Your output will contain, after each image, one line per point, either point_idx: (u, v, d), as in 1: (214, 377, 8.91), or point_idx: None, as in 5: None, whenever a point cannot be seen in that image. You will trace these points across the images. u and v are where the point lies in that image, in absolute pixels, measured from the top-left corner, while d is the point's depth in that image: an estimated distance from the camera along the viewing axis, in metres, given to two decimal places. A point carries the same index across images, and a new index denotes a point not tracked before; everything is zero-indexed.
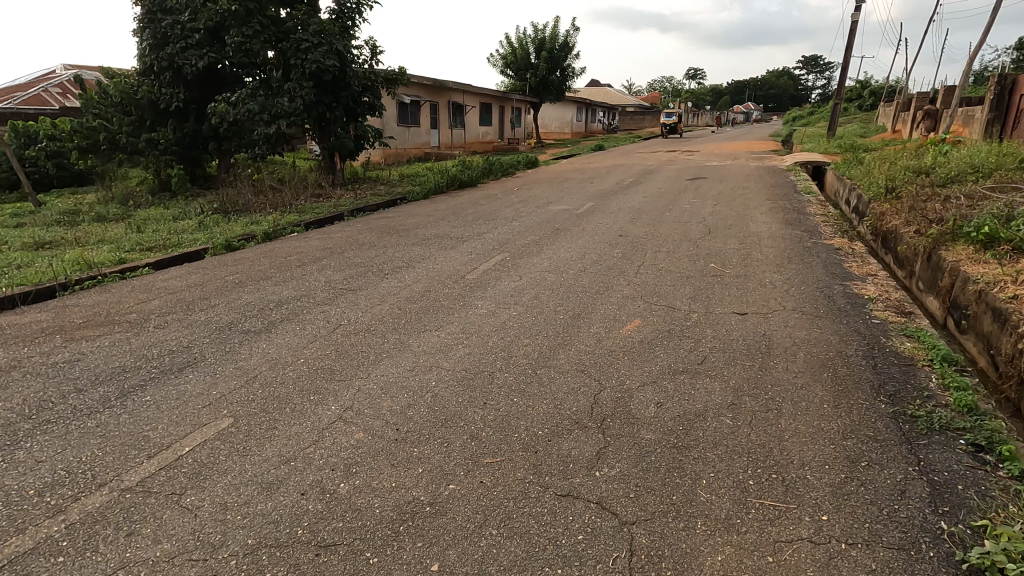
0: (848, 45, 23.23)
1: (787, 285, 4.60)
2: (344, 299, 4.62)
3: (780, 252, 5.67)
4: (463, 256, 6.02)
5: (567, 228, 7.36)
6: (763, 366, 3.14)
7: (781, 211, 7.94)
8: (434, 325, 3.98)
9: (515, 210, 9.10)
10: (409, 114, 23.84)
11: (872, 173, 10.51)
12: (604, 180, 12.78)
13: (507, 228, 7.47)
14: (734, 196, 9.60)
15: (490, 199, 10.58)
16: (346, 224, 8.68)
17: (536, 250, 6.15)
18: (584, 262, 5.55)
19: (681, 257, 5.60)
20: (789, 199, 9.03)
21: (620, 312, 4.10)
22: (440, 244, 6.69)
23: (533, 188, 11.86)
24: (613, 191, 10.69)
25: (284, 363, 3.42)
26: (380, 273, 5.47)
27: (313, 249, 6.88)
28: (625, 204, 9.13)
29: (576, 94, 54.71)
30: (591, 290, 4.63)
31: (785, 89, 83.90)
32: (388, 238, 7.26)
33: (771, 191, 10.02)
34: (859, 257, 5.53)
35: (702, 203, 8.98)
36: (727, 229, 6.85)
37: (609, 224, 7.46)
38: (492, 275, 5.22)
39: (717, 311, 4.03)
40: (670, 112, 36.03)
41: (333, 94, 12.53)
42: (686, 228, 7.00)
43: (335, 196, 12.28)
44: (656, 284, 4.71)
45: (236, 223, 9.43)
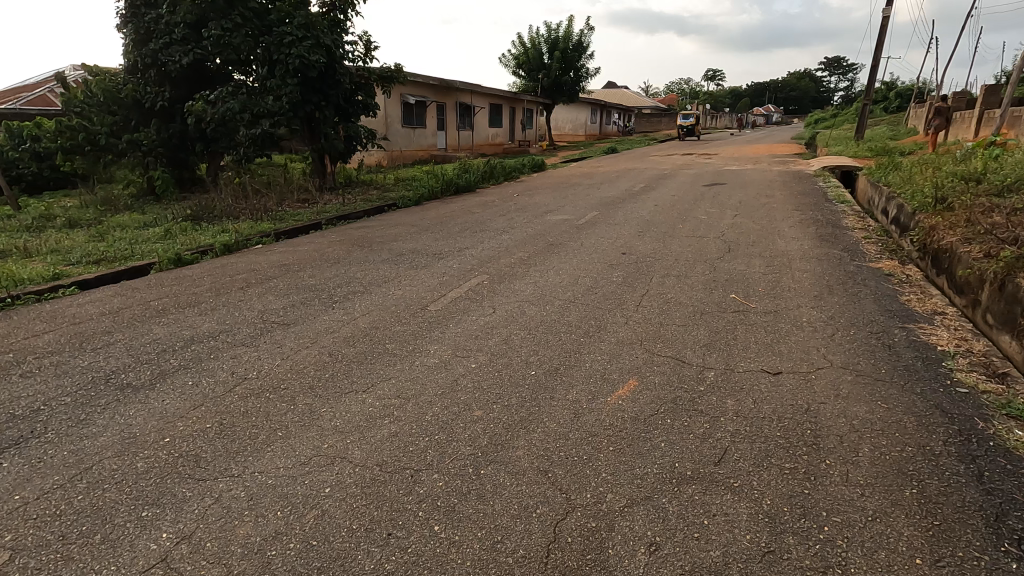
0: (878, 43, 21.86)
1: (831, 328, 3.57)
2: (270, 338, 3.71)
3: (817, 279, 4.63)
4: (435, 277, 5.10)
5: (562, 242, 6.40)
6: (809, 473, 2.15)
7: (813, 224, 6.88)
8: (366, 380, 3.05)
9: (510, 219, 8.15)
10: (414, 115, 23.09)
11: (914, 180, 9.36)
12: (614, 185, 11.77)
13: (495, 242, 6.54)
14: (757, 205, 8.53)
15: (486, 206, 9.64)
16: (321, 234, 7.82)
17: (520, 271, 5.21)
18: (575, 289, 4.59)
19: (694, 283, 4.61)
20: (820, 210, 7.95)
21: (610, 367, 3.12)
22: (412, 262, 5.76)
23: (534, 195, 10.89)
24: (621, 199, 9.68)
25: (140, 444, 2.50)
26: (330, 299, 4.58)
27: (270, 265, 5.99)
28: (632, 213, 8.13)
29: (591, 95, 53.66)
30: (577, 330, 3.66)
31: (807, 91, 81.80)
32: (358, 253, 6.35)
33: (799, 200, 8.93)
34: (917, 286, 4.47)
35: (720, 213, 7.95)
36: (749, 246, 5.83)
37: (611, 238, 6.49)
38: (460, 304, 4.29)
39: (741, 369, 3.03)
40: (687, 113, 34.78)
41: (322, 93, 11.72)
42: (701, 245, 5.99)
43: (322, 201, 11.46)
44: (661, 324, 3.73)
45: (203, 232, 8.61)
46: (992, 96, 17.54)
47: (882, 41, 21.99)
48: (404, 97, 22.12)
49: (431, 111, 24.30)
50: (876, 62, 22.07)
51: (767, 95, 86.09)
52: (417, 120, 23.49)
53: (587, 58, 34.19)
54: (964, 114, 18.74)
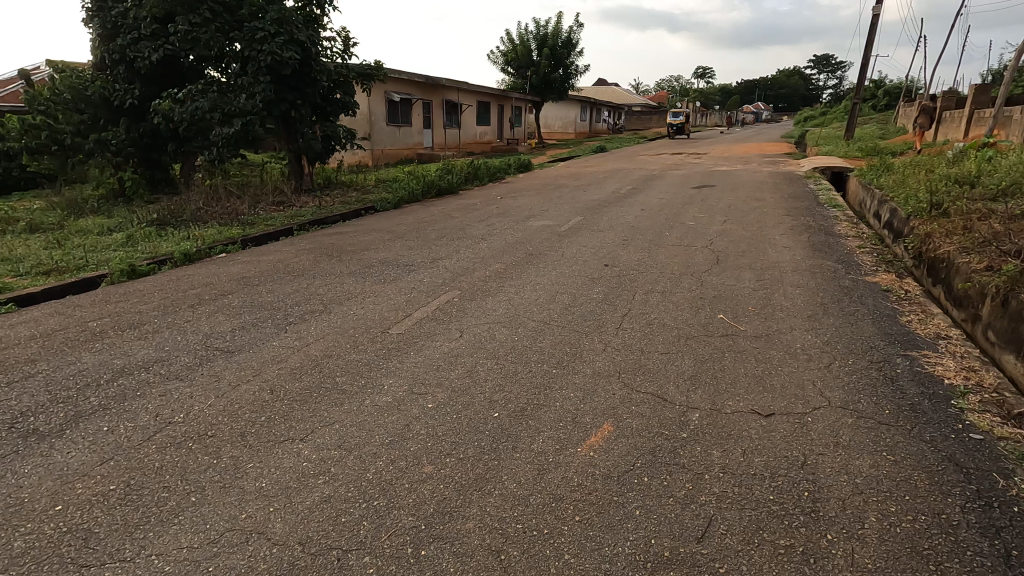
0: (867, 41, 21.67)
1: (827, 358, 3.25)
2: (209, 370, 3.34)
3: (810, 296, 4.32)
4: (403, 293, 4.75)
5: (543, 252, 6.06)
6: (808, 555, 1.81)
7: (804, 232, 6.58)
8: (306, 425, 2.69)
9: (490, 225, 7.80)
10: (399, 113, 22.63)
11: (907, 183, 9.09)
12: (600, 187, 11.44)
13: (471, 252, 6.18)
14: (747, 210, 8.23)
15: (467, 210, 9.27)
16: (291, 241, 7.43)
17: (494, 286, 4.86)
18: (552, 308, 4.24)
19: (679, 301, 4.28)
20: (812, 216, 7.66)
21: (583, 407, 2.78)
22: (381, 274, 5.40)
23: (518, 197, 10.54)
24: (607, 202, 9.34)
25: (26, 514, 2.13)
26: (286, 319, 4.21)
27: (229, 278, 5.61)
28: (618, 219, 7.81)
29: (581, 93, 53.34)
30: (549, 360, 3.32)
31: (796, 88, 81.98)
32: (325, 264, 5.97)
33: (790, 204, 8.65)
34: (917, 304, 4.16)
35: (709, 218, 7.64)
36: (739, 257, 5.52)
37: (594, 247, 6.15)
38: (426, 327, 3.94)
39: (729, 410, 2.70)
40: (677, 111, 34.53)
41: (298, 91, 11.28)
42: (688, 255, 5.66)
43: (298, 204, 11.04)
44: (642, 352, 3.39)
45: (168, 238, 8.18)
46: (982, 95, 17.39)
47: (872, 39, 21.78)
48: (389, 95, 21.67)
49: (417, 109, 23.86)
50: (866, 61, 21.88)
51: (757, 92, 86.17)
52: (403, 118, 23.04)
53: (576, 55, 33.85)
54: (954, 114, 18.58)
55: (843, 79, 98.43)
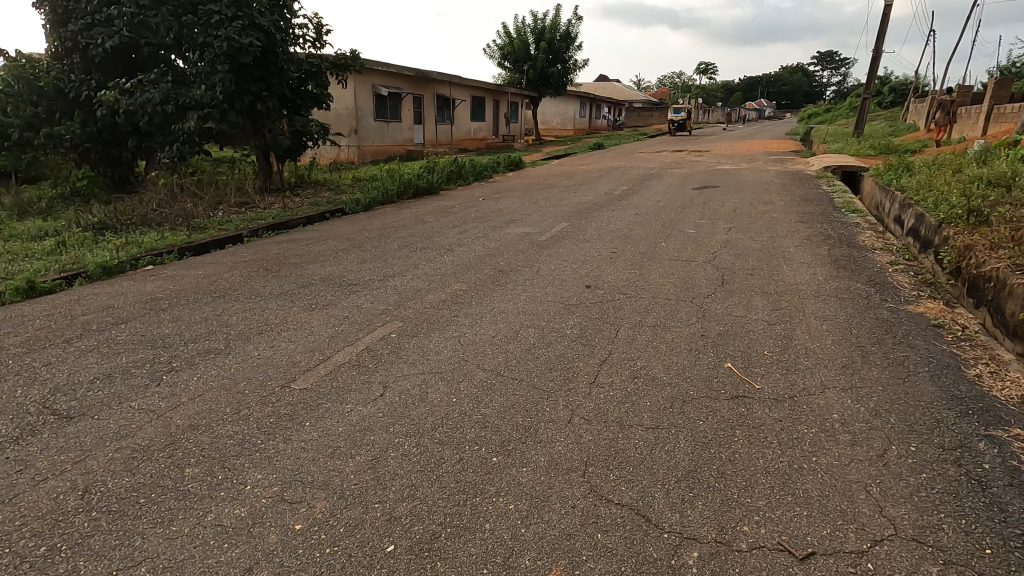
0: (879, 34, 20.67)
1: (881, 440, 2.32)
2: (21, 451, 2.41)
3: (842, 335, 3.39)
4: (332, 324, 3.83)
5: (515, 267, 5.15)
6: None
7: (823, 244, 5.65)
8: (98, 565, 1.77)
9: (463, 232, 6.89)
10: (387, 108, 21.73)
11: (932, 185, 8.15)
12: (593, 188, 10.51)
13: (432, 266, 5.26)
14: (754, 215, 7.30)
15: (442, 214, 8.35)
16: (235, 250, 6.52)
17: (446, 316, 3.93)
18: (510, 349, 3.32)
19: (674, 342, 3.34)
20: (828, 223, 6.72)
21: (525, 535, 1.85)
22: (316, 297, 4.48)
23: (501, 199, 9.62)
24: (599, 205, 8.41)
25: None
26: (170, 363, 3.29)
27: (138, 299, 4.69)
28: (609, 226, 6.87)
29: (582, 89, 52.39)
30: (491, 439, 2.39)
31: (800, 86, 80.85)
32: (257, 281, 5.06)
33: (802, 208, 7.71)
34: (982, 347, 3.23)
35: (712, 225, 6.72)
36: (748, 277, 4.59)
37: (576, 262, 5.23)
38: (340, 379, 3.01)
39: (744, 545, 1.78)
40: (678, 107, 33.52)
41: (262, 82, 10.34)
42: (687, 274, 4.73)
43: (263, 206, 10.12)
44: (621, 428, 2.46)
45: (100, 244, 7.26)
46: (1001, 90, 16.38)
47: (883, 31, 20.76)
48: (376, 88, 20.78)
49: (406, 104, 22.96)
50: (877, 54, 20.88)
51: (760, 89, 85.00)
52: (391, 113, 22.11)
53: (575, 49, 32.87)
54: (971, 110, 17.57)
55: (847, 76, 97.26)
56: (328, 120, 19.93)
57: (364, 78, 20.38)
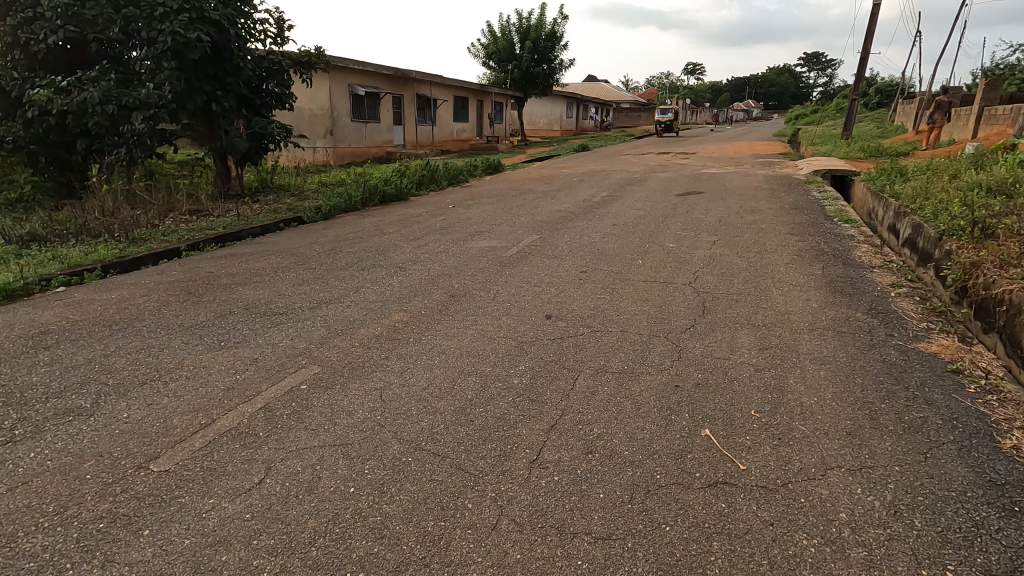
0: (867, 34, 20.30)
1: (906, 559, 1.73)
2: None
3: (844, 387, 2.80)
4: (236, 370, 3.18)
5: (470, 291, 4.53)
6: None
7: (817, 261, 5.08)
8: None
9: (423, 245, 6.25)
10: (364, 108, 21.05)
11: (929, 192, 7.64)
12: (572, 194, 9.90)
13: (376, 290, 4.62)
14: (741, 226, 6.74)
15: (405, 224, 7.71)
16: (165, 268, 5.83)
17: (375, 358, 3.29)
18: (439, 409, 2.68)
19: (641, 400, 2.73)
20: (820, 235, 6.17)
21: None
22: (231, 331, 3.83)
23: (472, 206, 9.00)
24: (576, 214, 7.82)
25: None
26: (13, 429, 2.63)
27: (24, 332, 4.01)
28: (583, 239, 6.27)
29: (569, 89, 51.92)
30: (383, 562, 1.77)
31: (786, 87, 81.07)
32: (172, 309, 4.39)
33: (791, 218, 7.17)
34: (1014, 403, 2.65)
35: (694, 238, 6.16)
36: (731, 304, 4.01)
37: (539, 284, 4.62)
38: (215, 456, 2.36)
39: None
40: (665, 108, 33.07)
41: (216, 80, 9.62)
42: (662, 301, 4.14)
43: (217, 214, 9.41)
44: (561, 539, 1.85)
45: (19, 259, 6.54)
46: (992, 91, 16.00)
47: (871, 31, 20.40)
48: (352, 88, 20.13)
49: (386, 104, 22.30)
50: (865, 55, 20.51)
51: (748, 90, 85.03)
52: (368, 113, 21.43)
53: (561, 49, 32.33)
54: (961, 112, 17.21)
55: (833, 77, 97.69)
56: (302, 121, 19.15)
57: (339, 77, 19.70)
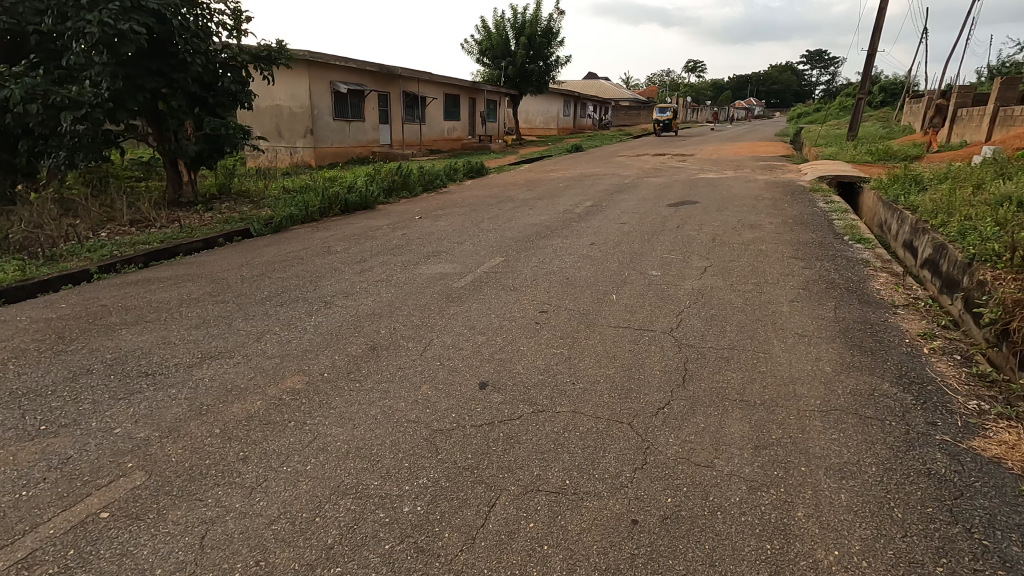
0: (875, 30, 19.35)
1: None
2: None
3: (876, 530, 1.93)
4: (32, 477, 2.31)
5: (398, 339, 3.64)
6: None
7: (826, 299, 4.22)
8: None
9: (366, 270, 5.38)
10: (347, 105, 20.19)
11: (951, 205, 6.76)
12: (553, 203, 8.99)
13: (281, 338, 3.74)
14: (737, 247, 5.85)
15: (359, 241, 6.83)
16: (58, 298, 4.96)
17: (228, 460, 2.40)
18: (274, 572, 1.81)
19: (577, 555, 1.84)
20: (829, 260, 5.28)
21: None
22: (72, 402, 2.95)
23: (440, 217, 8.15)
24: (553, 230, 6.93)
25: None
26: None
27: None
28: (554, 264, 5.38)
29: (568, 87, 51.00)
30: None
31: (788, 84, 80.12)
32: (24, 361, 3.53)
33: (794, 236, 6.30)
34: None
35: (682, 263, 5.27)
36: (721, 369, 3.13)
37: (485, 332, 3.74)
38: None
39: None
40: (664, 106, 32.08)
41: (161, 76, 8.75)
42: (633, 361, 3.25)
43: (161, 224, 8.54)
44: None
45: None
46: (1007, 91, 15.09)
47: (877, 27, 19.48)
48: (334, 85, 19.27)
49: (371, 102, 21.43)
50: (873, 52, 19.57)
51: (750, 87, 83.94)
52: (352, 111, 20.57)
53: (558, 46, 31.38)
54: (974, 112, 16.28)
55: (836, 75, 96.57)
56: (284, 120, 19.09)
57: (320, 74, 18.84)
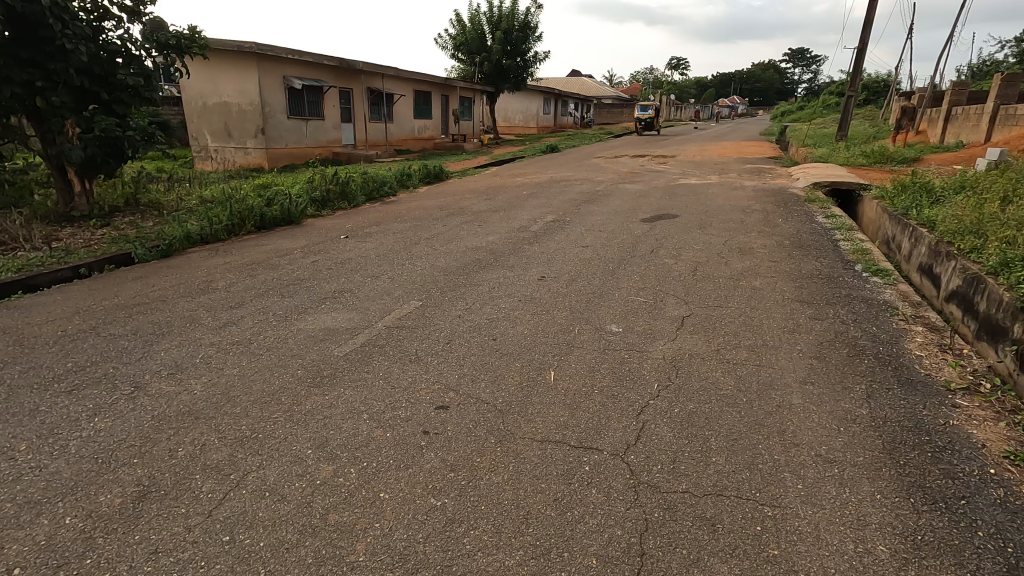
0: (864, 25, 18.33)
1: None
2: None
3: None
4: None
5: (194, 472, 2.31)
6: None
7: (853, 382, 2.94)
8: None
9: (233, 323, 4.03)
10: (303, 102, 18.72)
11: (980, 224, 5.55)
12: (509, 218, 7.67)
13: (14, 465, 2.38)
14: (723, 284, 4.60)
15: (253, 272, 5.45)
16: None
17: None
18: None
19: None
20: (845, 309, 4.01)
21: None
22: None
23: (369, 238, 6.79)
24: (499, 257, 5.62)
25: None
26: None
27: None
28: (484, 312, 4.07)
29: (550, 84, 49.75)
30: None
31: (771, 83, 79.79)
32: None
33: (793, 266, 5.06)
34: None
35: (652, 312, 3.99)
36: (701, 556, 1.83)
37: (336, 455, 2.40)
38: None
39: None
40: (646, 104, 30.88)
41: (36, 67, 7.29)
42: (554, 534, 1.93)
43: (34, 244, 7.06)
44: None
45: None
46: (1008, 88, 14.06)
47: (867, 21, 18.47)
48: (288, 80, 17.79)
49: (331, 99, 19.94)
50: (863, 47, 18.50)
51: (733, 86, 83.29)
52: (309, 109, 19.09)
53: (535, 41, 30.04)
54: (970, 112, 15.27)
55: (818, 73, 96.40)
56: (233, 119, 17.61)
57: (271, 69, 17.36)
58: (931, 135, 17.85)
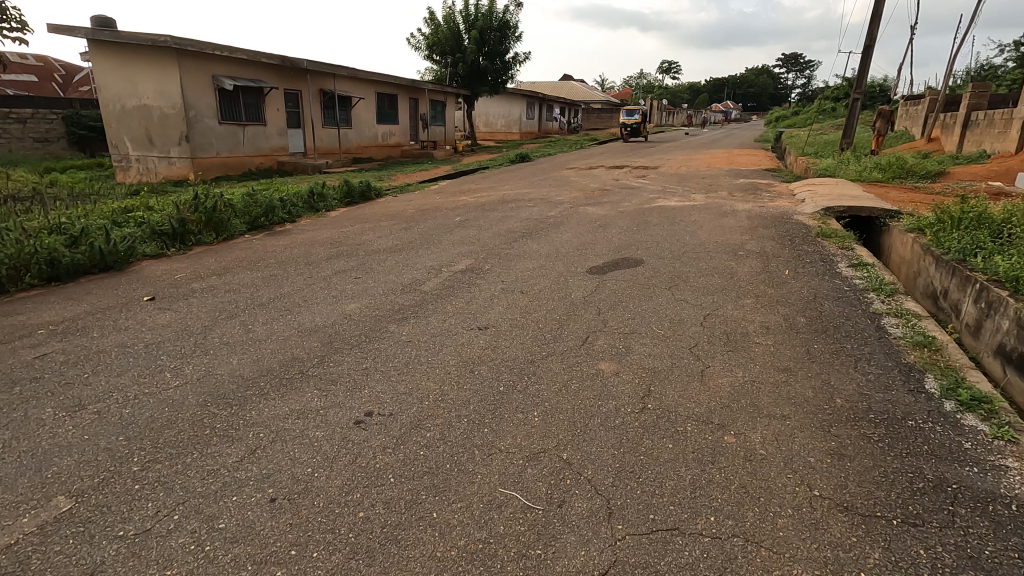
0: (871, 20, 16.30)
1: None
2: None
3: None
4: None
5: None
6: None
7: None
8: None
9: None
10: (238, 105, 16.50)
11: None
12: (406, 265, 5.47)
13: None
14: (696, 448, 2.39)
15: None
16: None
17: None
18: None
19: None
20: (956, 548, 1.83)
21: None
22: None
23: (182, 302, 4.58)
24: (329, 354, 3.42)
25: None
26: None
27: None
28: (162, 553, 1.86)
29: (536, 88, 47.77)
30: None
31: (764, 87, 78.37)
32: None
33: (823, 388, 2.87)
34: None
35: (521, 568, 1.78)
36: None
37: None
38: None
39: None
40: (632, 109, 28.74)
41: None
42: None
43: None
44: None
45: None
46: None
47: (873, 16, 16.45)
48: (218, 80, 15.57)
49: (275, 101, 17.74)
50: (870, 44, 16.37)
51: (726, 90, 81.54)
52: (247, 112, 16.87)
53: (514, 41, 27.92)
54: (994, 116, 13.24)
55: (811, 78, 95.10)
56: (153, 123, 15.37)
57: (197, 66, 15.15)
58: (946, 143, 15.78)
